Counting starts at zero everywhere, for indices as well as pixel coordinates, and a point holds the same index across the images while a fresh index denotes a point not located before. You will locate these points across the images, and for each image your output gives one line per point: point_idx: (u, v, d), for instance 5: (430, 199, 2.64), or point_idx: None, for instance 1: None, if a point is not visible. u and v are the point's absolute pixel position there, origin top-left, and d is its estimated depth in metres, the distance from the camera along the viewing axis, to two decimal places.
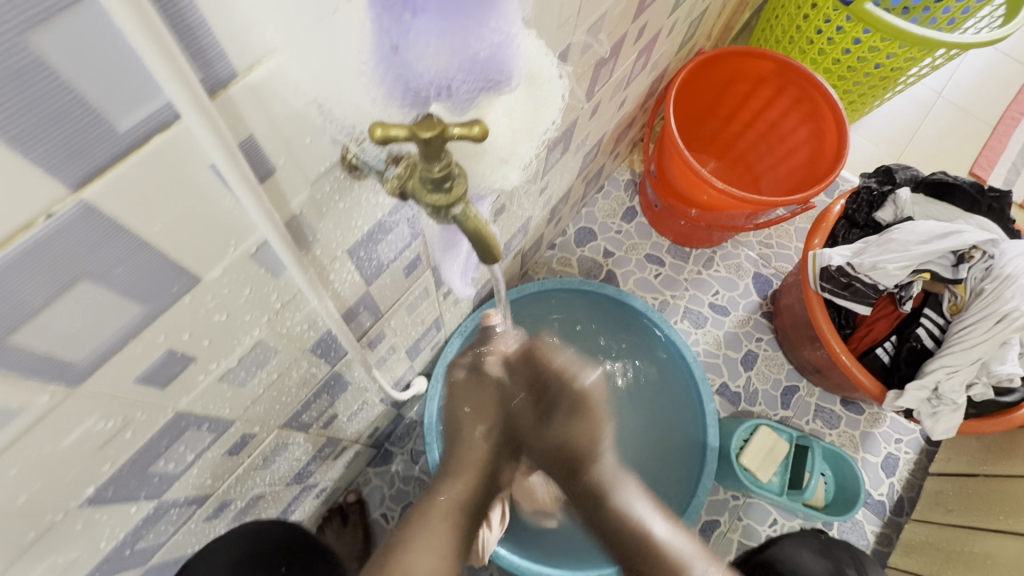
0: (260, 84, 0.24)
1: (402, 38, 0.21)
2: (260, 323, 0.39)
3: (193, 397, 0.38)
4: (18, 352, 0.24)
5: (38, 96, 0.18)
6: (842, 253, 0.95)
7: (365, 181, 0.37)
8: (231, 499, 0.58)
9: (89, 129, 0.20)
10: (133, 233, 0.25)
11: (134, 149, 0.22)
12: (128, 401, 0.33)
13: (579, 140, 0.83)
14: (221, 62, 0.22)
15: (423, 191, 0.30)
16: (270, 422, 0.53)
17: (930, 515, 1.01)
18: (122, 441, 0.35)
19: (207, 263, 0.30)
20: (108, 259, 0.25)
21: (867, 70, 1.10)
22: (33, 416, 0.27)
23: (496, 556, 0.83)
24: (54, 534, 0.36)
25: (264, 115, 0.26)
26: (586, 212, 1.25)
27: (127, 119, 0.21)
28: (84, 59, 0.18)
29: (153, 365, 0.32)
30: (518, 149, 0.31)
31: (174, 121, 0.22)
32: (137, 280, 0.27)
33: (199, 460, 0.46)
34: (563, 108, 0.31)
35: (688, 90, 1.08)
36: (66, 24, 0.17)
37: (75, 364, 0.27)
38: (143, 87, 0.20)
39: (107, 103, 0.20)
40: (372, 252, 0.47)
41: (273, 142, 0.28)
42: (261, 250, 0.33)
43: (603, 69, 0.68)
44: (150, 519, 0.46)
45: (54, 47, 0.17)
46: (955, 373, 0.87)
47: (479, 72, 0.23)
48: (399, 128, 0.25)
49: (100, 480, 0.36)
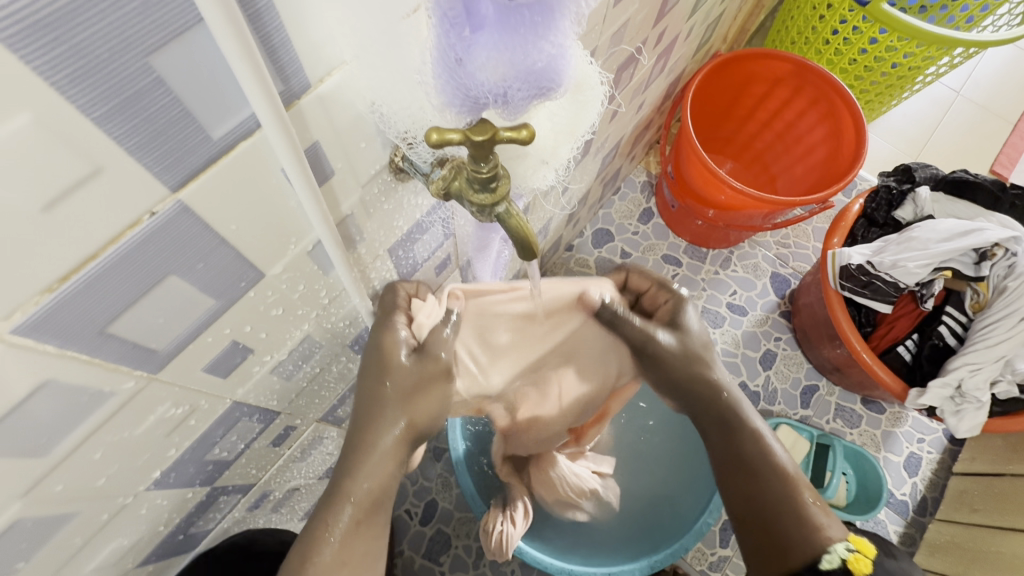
0: (328, 93, 0.27)
1: (466, 51, 0.24)
2: (309, 318, 0.41)
3: (248, 388, 0.41)
4: (115, 340, 0.26)
5: (153, 110, 0.20)
6: (861, 252, 0.96)
7: (408, 183, 0.40)
8: (270, 491, 0.61)
9: (190, 139, 0.22)
10: (215, 232, 0.27)
11: (223, 155, 0.24)
12: (195, 390, 0.35)
13: (599, 143, 0.85)
14: (297, 75, 0.25)
15: (471, 191, 0.32)
16: (309, 415, 0.55)
17: (955, 515, 1.01)
18: (187, 427, 0.37)
19: (270, 260, 0.32)
20: (192, 256, 0.27)
21: (884, 70, 1.10)
22: (120, 399, 0.30)
23: (520, 552, 0.84)
24: (123, 515, 0.39)
25: (329, 122, 0.28)
26: (603, 213, 1.27)
27: (220, 128, 0.23)
28: (192, 77, 0.20)
29: (219, 356, 0.35)
30: (558, 150, 0.33)
31: (256, 130, 0.24)
32: (213, 276, 0.29)
33: (247, 450, 0.48)
34: (602, 113, 0.33)
35: (705, 92, 1.09)
36: (180, 47, 0.19)
37: (157, 352, 0.30)
38: (235, 99, 0.22)
39: (206, 115, 0.22)
40: (409, 251, 0.49)
41: (334, 147, 0.30)
42: (316, 248, 0.35)
43: (624, 73, 0.70)
44: (201, 506, 0.48)
45: (169, 67, 0.20)
46: (978, 370, 0.87)
47: (534, 81, 0.25)
48: (453, 132, 0.27)
49: (166, 464, 0.38)
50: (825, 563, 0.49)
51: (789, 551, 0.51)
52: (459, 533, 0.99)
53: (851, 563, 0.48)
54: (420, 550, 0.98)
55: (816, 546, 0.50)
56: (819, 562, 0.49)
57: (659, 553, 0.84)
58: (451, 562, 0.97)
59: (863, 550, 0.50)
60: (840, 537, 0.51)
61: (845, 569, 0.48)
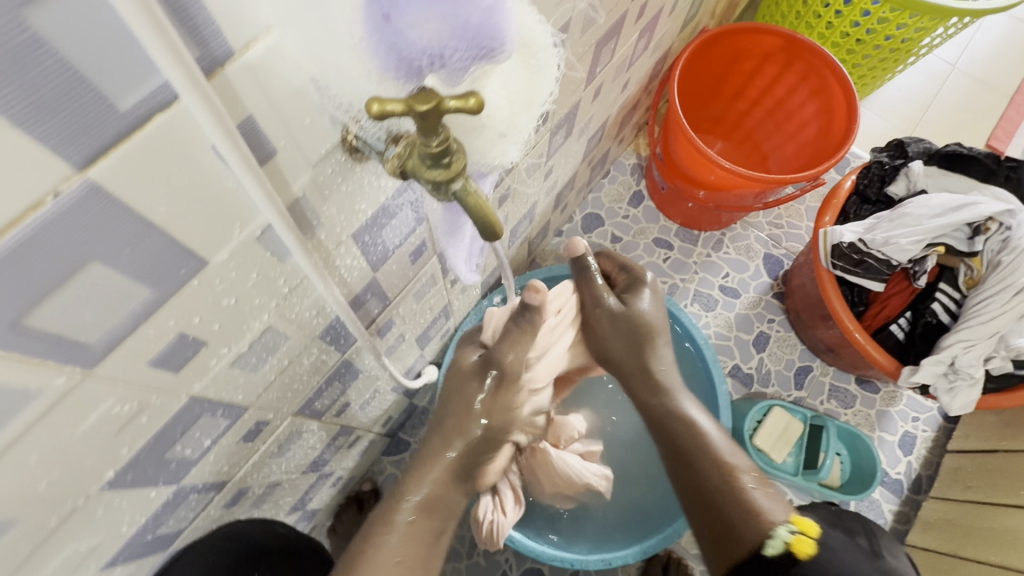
0: (257, 63, 0.25)
1: (393, 6, 0.22)
2: (268, 308, 0.40)
3: (206, 383, 0.39)
4: (34, 333, 0.25)
5: (41, 75, 0.18)
6: (853, 229, 0.93)
7: (367, 163, 0.37)
8: (248, 487, 0.60)
9: (91, 109, 0.20)
10: (139, 215, 0.25)
11: (136, 129, 0.22)
12: (143, 385, 0.33)
13: (582, 124, 0.83)
14: (217, 40, 0.22)
15: (423, 167, 0.30)
16: (283, 410, 0.54)
17: (949, 492, 1.00)
18: (138, 426, 0.36)
19: (213, 246, 0.30)
20: (114, 241, 0.25)
21: (877, 43, 1.07)
22: (51, 398, 0.28)
23: (513, 541, 0.83)
24: (78, 517, 0.37)
25: (263, 95, 0.26)
26: (592, 198, 1.24)
27: (129, 98, 0.21)
28: (82, 38, 0.18)
29: (166, 349, 0.33)
30: (516, 121, 0.31)
31: (172, 101, 0.22)
32: (145, 263, 0.27)
33: (215, 447, 0.47)
34: (559, 78, 0.31)
35: (693, 70, 1.06)
36: (62, 2, 0.17)
37: (90, 346, 0.28)
38: (141, 66, 0.20)
39: (108, 82, 0.20)
40: (377, 237, 0.47)
41: (273, 123, 0.28)
42: (266, 233, 0.33)
43: (604, 49, 0.67)
44: (169, 505, 0.47)
45: (53, 25, 0.18)
46: (971, 347, 0.86)
47: (472, 38, 0.23)
48: (395, 103, 0.25)
49: (120, 464, 0.37)
50: (770, 549, 0.55)
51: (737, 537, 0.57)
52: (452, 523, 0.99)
53: (794, 544, 0.55)
54: None
55: (757, 531, 0.56)
56: (765, 547, 0.55)
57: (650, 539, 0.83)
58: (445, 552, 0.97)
59: (804, 530, 0.57)
60: (783, 520, 0.57)
61: (788, 552, 0.55)
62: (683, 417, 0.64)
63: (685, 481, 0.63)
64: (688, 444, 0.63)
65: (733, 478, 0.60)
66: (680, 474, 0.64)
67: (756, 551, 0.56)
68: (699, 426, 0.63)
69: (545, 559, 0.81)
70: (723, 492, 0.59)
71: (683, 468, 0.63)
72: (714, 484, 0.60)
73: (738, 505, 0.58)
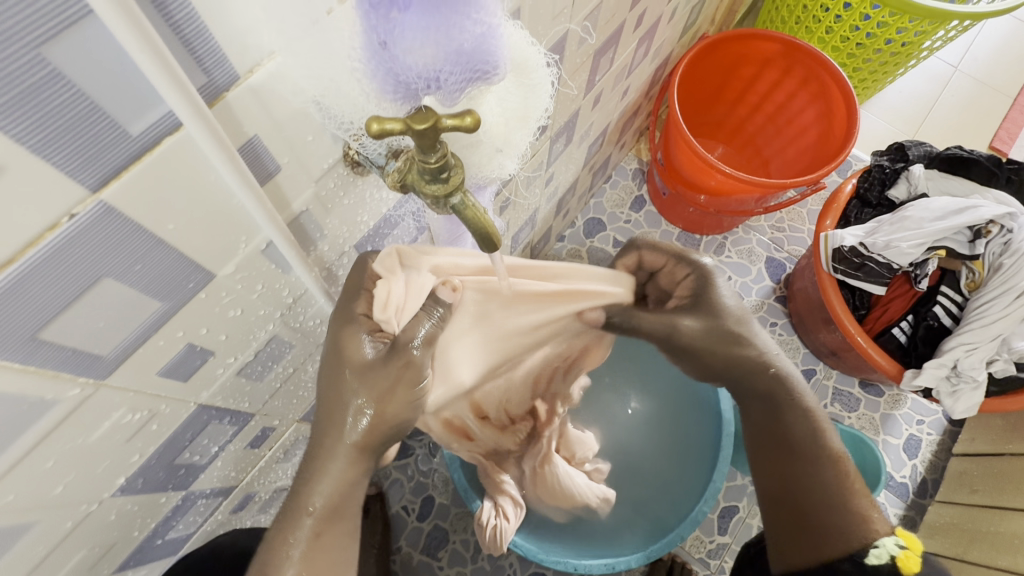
0: (261, 86, 0.26)
1: (389, 34, 0.23)
2: (273, 318, 0.41)
3: (213, 391, 0.40)
4: (50, 346, 0.26)
5: (56, 104, 0.19)
6: (854, 233, 0.94)
7: (369, 176, 0.38)
8: (255, 492, 0.61)
9: (104, 135, 0.21)
10: (149, 232, 0.26)
11: (146, 151, 0.23)
12: (153, 394, 0.34)
13: (583, 131, 0.84)
14: (222, 66, 0.23)
15: (421, 182, 0.31)
16: (288, 416, 0.55)
17: (954, 496, 1.00)
18: (148, 433, 0.37)
19: (220, 260, 0.32)
20: (125, 258, 0.26)
21: (877, 46, 1.07)
22: (66, 408, 0.29)
23: (516, 545, 0.83)
24: (90, 522, 0.38)
25: (266, 114, 0.27)
26: (594, 203, 1.25)
27: (139, 123, 0.22)
28: (95, 69, 0.20)
29: (175, 359, 0.34)
30: (511, 137, 0.32)
31: (180, 126, 0.23)
32: (154, 278, 0.28)
33: (223, 452, 0.48)
34: (553, 95, 0.32)
35: (693, 76, 1.07)
36: (76, 37, 0.18)
37: (102, 357, 0.29)
38: (150, 92, 0.21)
39: (119, 109, 0.21)
40: (379, 246, 0.48)
41: (276, 141, 0.29)
42: (270, 246, 0.34)
43: (602, 58, 0.68)
44: (178, 510, 0.48)
45: (68, 58, 0.19)
46: (973, 351, 0.86)
47: (466, 63, 0.24)
48: (394, 121, 0.26)
49: (131, 471, 0.38)
50: (873, 558, 0.50)
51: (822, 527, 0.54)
52: (456, 528, 0.99)
53: (901, 560, 0.49)
54: (418, 546, 0.98)
55: (859, 539, 0.52)
56: (867, 556, 0.51)
57: (654, 543, 0.83)
58: (449, 557, 0.97)
59: (911, 546, 0.50)
60: (887, 533, 0.52)
61: (893, 566, 0.50)
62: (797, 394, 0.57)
63: (784, 471, 0.57)
64: (802, 436, 0.56)
65: (844, 493, 0.54)
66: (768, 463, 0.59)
67: (852, 556, 0.52)
68: (818, 424, 0.56)
69: (548, 563, 0.81)
70: (827, 498, 0.54)
71: (789, 459, 0.57)
72: (821, 487, 0.54)
73: (844, 518, 0.53)
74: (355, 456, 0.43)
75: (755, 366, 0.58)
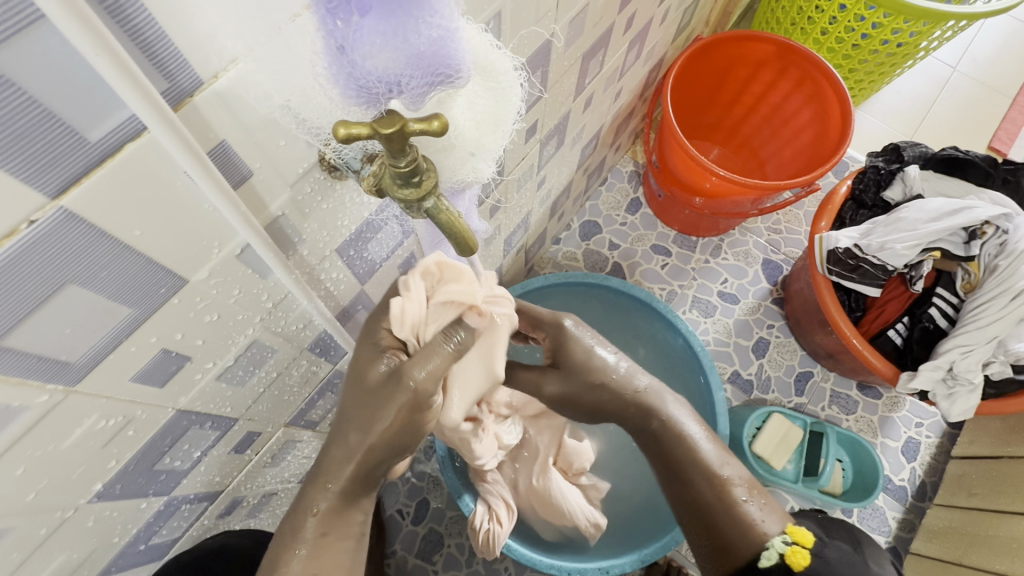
0: (227, 92, 0.25)
1: (349, 39, 0.23)
2: (253, 323, 0.40)
3: (193, 397, 0.40)
4: (16, 352, 0.26)
5: (9, 111, 0.19)
6: (849, 235, 0.93)
7: (348, 181, 0.38)
8: (243, 497, 0.61)
9: (61, 141, 0.21)
10: (116, 238, 0.26)
11: (108, 157, 0.23)
12: (128, 400, 0.34)
13: (574, 133, 0.84)
14: (184, 72, 0.23)
15: (394, 186, 0.31)
16: (274, 420, 0.55)
17: (953, 500, 0.99)
18: (125, 438, 0.37)
19: (192, 264, 0.31)
20: (92, 264, 0.26)
21: (874, 47, 1.07)
22: (34, 414, 0.29)
23: (509, 550, 0.82)
24: (68, 529, 0.38)
25: (233, 121, 0.27)
26: (589, 205, 1.25)
27: (98, 129, 0.22)
28: (50, 75, 0.20)
29: (149, 365, 0.34)
30: (484, 141, 0.32)
31: (143, 131, 0.23)
32: (122, 283, 0.28)
33: (206, 457, 0.48)
34: (524, 98, 0.32)
35: (687, 78, 1.07)
36: (27, 42, 0.18)
37: (71, 363, 0.29)
38: (107, 99, 0.21)
39: (76, 114, 0.21)
40: (362, 251, 0.48)
41: (247, 146, 0.29)
42: (245, 252, 0.34)
43: (592, 61, 0.68)
44: (161, 515, 0.49)
45: (21, 66, 0.19)
46: (969, 352, 0.85)
47: (427, 66, 0.24)
48: (360, 126, 0.26)
49: (108, 476, 0.38)
50: (765, 561, 0.51)
51: (732, 548, 0.54)
52: (452, 532, 0.99)
53: (789, 557, 0.50)
54: (412, 550, 0.98)
55: (754, 542, 0.52)
56: (760, 560, 0.51)
57: (648, 547, 0.83)
58: (444, 561, 0.97)
59: (800, 541, 0.51)
60: (777, 531, 0.53)
61: (784, 565, 0.50)
62: (691, 451, 0.56)
63: (680, 496, 0.57)
64: (680, 454, 0.57)
65: (719, 503, 0.54)
66: (671, 487, 0.58)
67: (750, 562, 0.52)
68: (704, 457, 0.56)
69: (541, 569, 0.80)
70: (717, 510, 0.54)
71: (678, 483, 0.57)
72: (709, 501, 0.55)
73: (727, 514, 0.54)
74: (341, 459, 0.43)
75: (625, 403, 0.59)
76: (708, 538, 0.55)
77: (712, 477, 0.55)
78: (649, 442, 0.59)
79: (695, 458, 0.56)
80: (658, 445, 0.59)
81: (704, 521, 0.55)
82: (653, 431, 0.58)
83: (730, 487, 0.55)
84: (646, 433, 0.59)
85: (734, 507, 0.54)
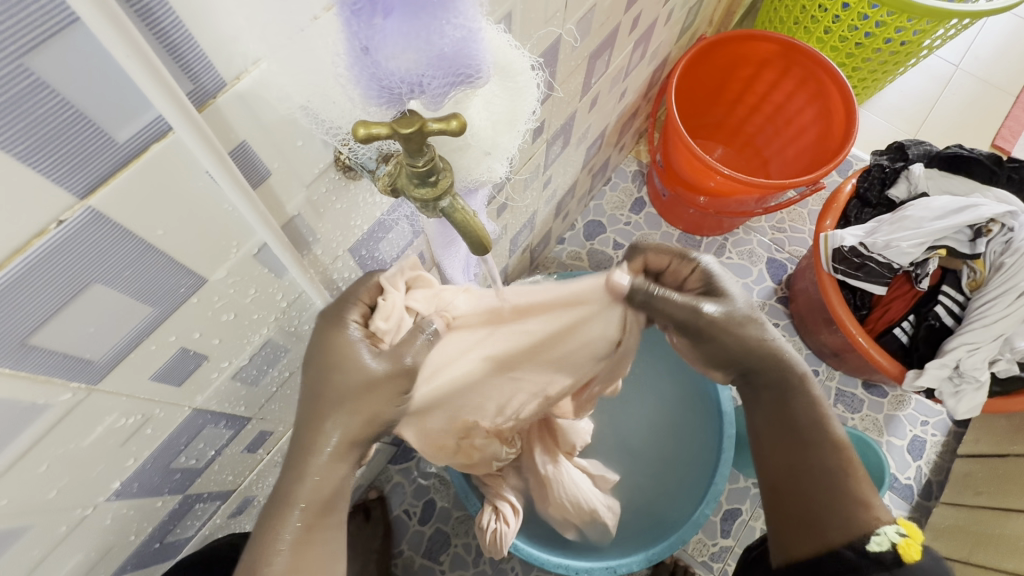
0: (248, 93, 0.26)
1: (372, 40, 0.23)
2: (268, 322, 0.41)
3: (209, 396, 0.40)
4: (42, 352, 0.26)
5: (42, 114, 0.20)
6: (854, 233, 0.93)
7: (361, 181, 0.39)
8: (254, 497, 0.61)
9: (90, 142, 0.22)
10: (139, 238, 0.27)
11: (134, 158, 0.23)
12: (146, 399, 0.35)
13: (580, 133, 0.84)
14: (208, 74, 0.24)
15: (410, 186, 0.31)
16: (286, 420, 0.55)
17: (959, 498, 0.99)
18: (143, 437, 0.37)
19: (211, 264, 0.32)
20: (116, 264, 0.27)
21: (878, 45, 1.07)
22: (58, 413, 0.29)
23: (517, 549, 0.82)
24: (86, 527, 0.39)
25: (254, 123, 0.27)
26: (594, 205, 1.25)
27: (126, 130, 0.22)
28: (80, 78, 0.20)
29: (167, 364, 0.34)
30: (499, 140, 0.32)
31: (169, 132, 0.24)
32: (144, 283, 0.29)
33: (220, 456, 0.48)
34: (540, 98, 0.33)
35: (690, 77, 1.07)
36: (59, 46, 0.19)
37: (94, 362, 0.29)
38: (135, 101, 0.22)
39: (104, 116, 0.21)
40: (374, 250, 0.48)
41: (267, 147, 0.29)
42: (262, 251, 0.34)
43: (598, 61, 0.68)
44: (175, 514, 0.49)
45: (54, 69, 0.19)
46: (976, 350, 0.85)
47: (448, 67, 0.25)
48: (380, 126, 0.26)
49: (126, 474, 0.38)
50: (876, 546, 0.48)
51: (832, 526, 0.51)
52: (458, 531, 0.99)
53: (902, 548, 0.48)
54: (419, 549, 0.98)
55: (859, 527, 0.50)
56: (870, 543, 0.48)
57: (655, 546, 0.83)
58: (451, 560, 0.97)
59: (913, 534, 0.49)
60: (888, 519, 0.50)
61: (896, 555, 0.48)
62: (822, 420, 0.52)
63: (790, 461, 0.53)
64: (806, 421, 0.52)
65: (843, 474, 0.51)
66: (780, 451, 0.54)
67: (855, 545, 0.49)
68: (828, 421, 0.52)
69: (547, 567, 0.81)
70: (833, 483, 0.51)
71: (798, 450, 0.52)
72: (827, 472, 0.51)
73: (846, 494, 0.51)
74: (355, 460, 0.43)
75: (767, 356, 0.52)
76: (804, 511, 0.52)
77: (837, 447, 0.52)
78: (773, 403, 0.53)
79: (820, 426, 0.52)
80: (781, 406, 0.53)
81: (808, 492, 0.52)
82: (785, 390, 0.53)
83: (851, 459, 0.52)
84: (771, 392, 0.53)
85: (851, 487, 0.51)
